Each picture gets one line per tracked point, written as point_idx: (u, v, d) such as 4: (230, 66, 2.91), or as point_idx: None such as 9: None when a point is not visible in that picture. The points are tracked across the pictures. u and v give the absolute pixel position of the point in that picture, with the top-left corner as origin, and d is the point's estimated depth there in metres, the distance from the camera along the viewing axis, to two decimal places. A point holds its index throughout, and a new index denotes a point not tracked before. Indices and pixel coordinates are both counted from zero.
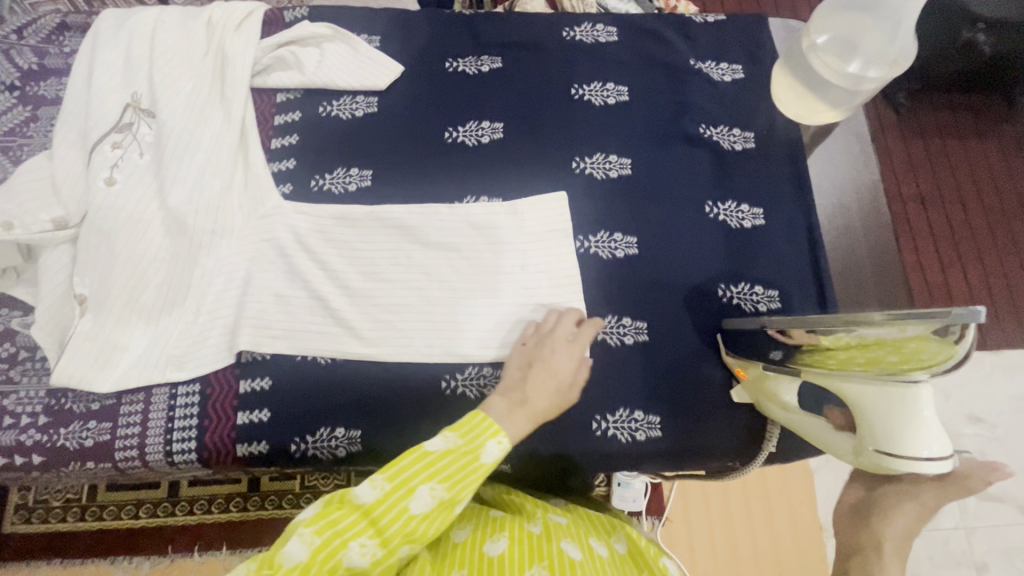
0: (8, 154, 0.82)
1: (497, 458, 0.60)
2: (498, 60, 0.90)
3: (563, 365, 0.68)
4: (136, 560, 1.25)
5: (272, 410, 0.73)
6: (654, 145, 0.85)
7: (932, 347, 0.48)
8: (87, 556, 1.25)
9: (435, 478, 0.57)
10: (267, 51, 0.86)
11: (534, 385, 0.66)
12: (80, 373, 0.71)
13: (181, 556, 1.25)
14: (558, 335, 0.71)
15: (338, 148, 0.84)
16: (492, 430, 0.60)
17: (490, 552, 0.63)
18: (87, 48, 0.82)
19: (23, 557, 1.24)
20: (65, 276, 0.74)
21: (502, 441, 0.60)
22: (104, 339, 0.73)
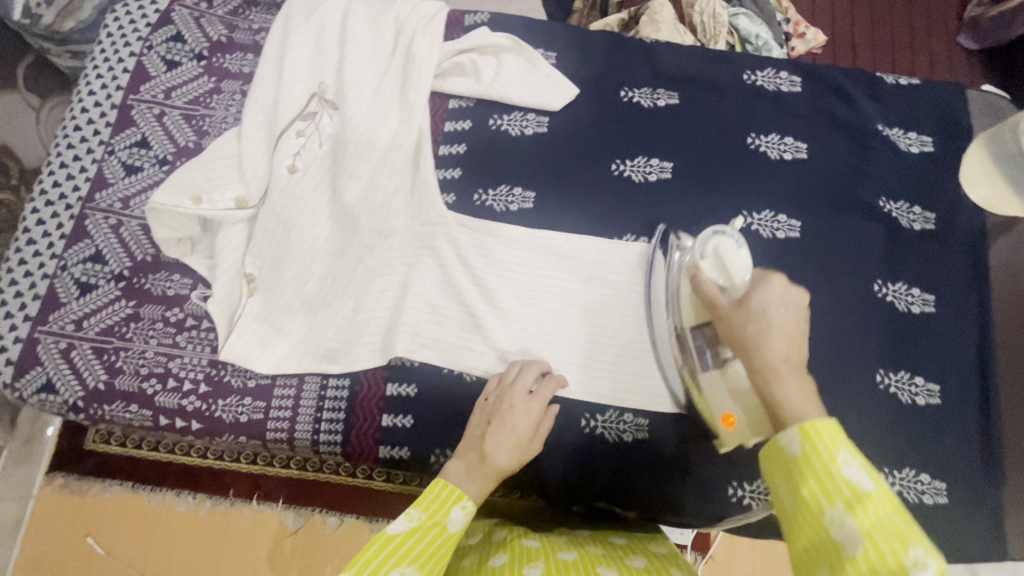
0: (190, 122, 0.85)
1: (464, 523, 0.58)
2: (675, 95, 0.86)
3: (523, 419, 0.65)
4: (198, 496, 1.33)
5: (415, 417, 0.74)
6: (829, 211, 0.81)
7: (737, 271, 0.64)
8: (157, 484, 1.33)
9: (404, 561, 0.54)
10: (448, 56, 0.85)
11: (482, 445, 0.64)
12: (246, 352, 0.75)
13: (239, 501, 1.33)
14: (515, 385, 0.69)
15: (503, 164, 0.84)
16: (454, 497, 0.58)
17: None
18: (280, 30, 0.83)
19: (102, 476, 1.33)
20: (239, 255, 0.78)
21: (466, 506, 0.58)
22: (270, 323, 0.76)
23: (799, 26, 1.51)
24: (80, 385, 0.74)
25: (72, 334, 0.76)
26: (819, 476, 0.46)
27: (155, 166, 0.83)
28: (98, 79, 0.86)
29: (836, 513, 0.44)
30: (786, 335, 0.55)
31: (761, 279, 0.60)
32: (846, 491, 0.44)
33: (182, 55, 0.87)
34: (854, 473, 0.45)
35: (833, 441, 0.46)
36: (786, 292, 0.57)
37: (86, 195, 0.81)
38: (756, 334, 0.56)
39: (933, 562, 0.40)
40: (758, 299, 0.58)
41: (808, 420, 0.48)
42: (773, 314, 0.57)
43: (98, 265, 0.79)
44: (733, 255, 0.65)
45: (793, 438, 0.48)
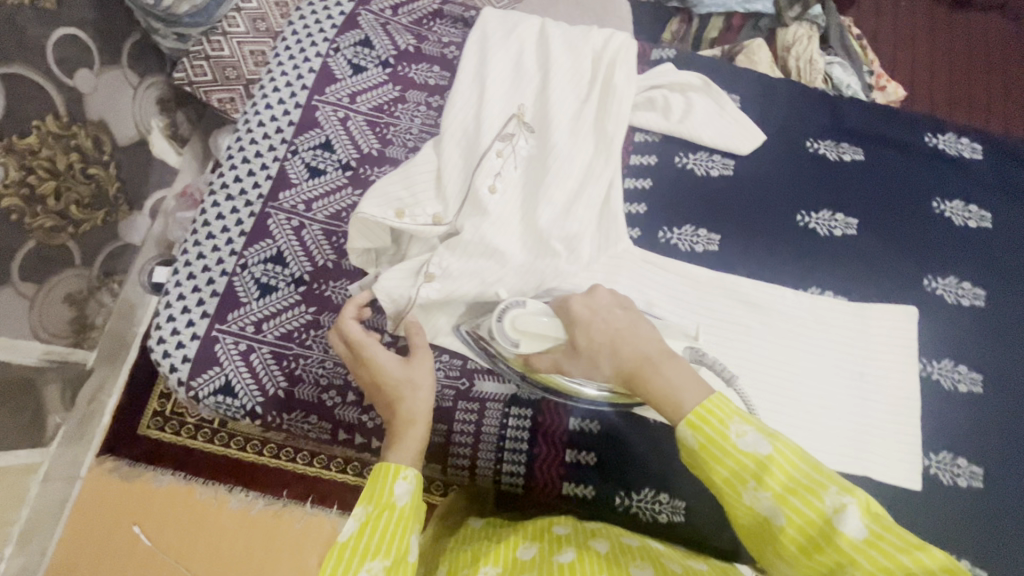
0: (375, 130, 0.84)
1: (412, 491, 0.57)
2: (859, 151, 0.86)
3: (390, 364, 0.66)
4: (250, 495, 1.30)
5: (599, 456, 0.73)
6: (1013, 284, 0.81)
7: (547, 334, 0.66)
8: (210, 478, 1.31)
9: (368, 558, 0.52)
10: (641, 90, 0.85)
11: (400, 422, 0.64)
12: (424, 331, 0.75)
13: (293, 503, 1.29)
14: (374, 347, 0.66)
15: (690, 205, 0.83)
16: (393, 472, 0.58)
17: (560, 562, 0.61)
18: (477, 48, 0.83)
19: (156, 462, 1.33)
20: (420, 258, 0.74)
21: (407, 476, 0.58)
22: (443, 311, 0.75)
23: (881, 78, 1.47)
24: (259, 391, 0.72)
25: (252, 336, 0.74)
26: (724, 459, 0.51)
27: (338, 171, 0.81)
28: (282, 78, 0.85)
29: (753, 492, 0.50)
30: (632, 336, 0.62)
31: (566, 309, 0.66)
32: (750, 465, 0.50)
33: (368, 61, 0.87)
34: (750, 442, 0.51)
35: (721, 419, 0.53)
36: (587, 301, 0.65)
37: (267, 194, 0.80)
38: (609, 356, 0.62)
39: (849, 500, 0.47)
40: (581, 327, 0.64)
41: (692, 410, 0.54)
42: (597, 322, 0.64)
43: (279, 267, 0.77)
44: (534, 317, 0.67)
45: (687, 433, 0.54)
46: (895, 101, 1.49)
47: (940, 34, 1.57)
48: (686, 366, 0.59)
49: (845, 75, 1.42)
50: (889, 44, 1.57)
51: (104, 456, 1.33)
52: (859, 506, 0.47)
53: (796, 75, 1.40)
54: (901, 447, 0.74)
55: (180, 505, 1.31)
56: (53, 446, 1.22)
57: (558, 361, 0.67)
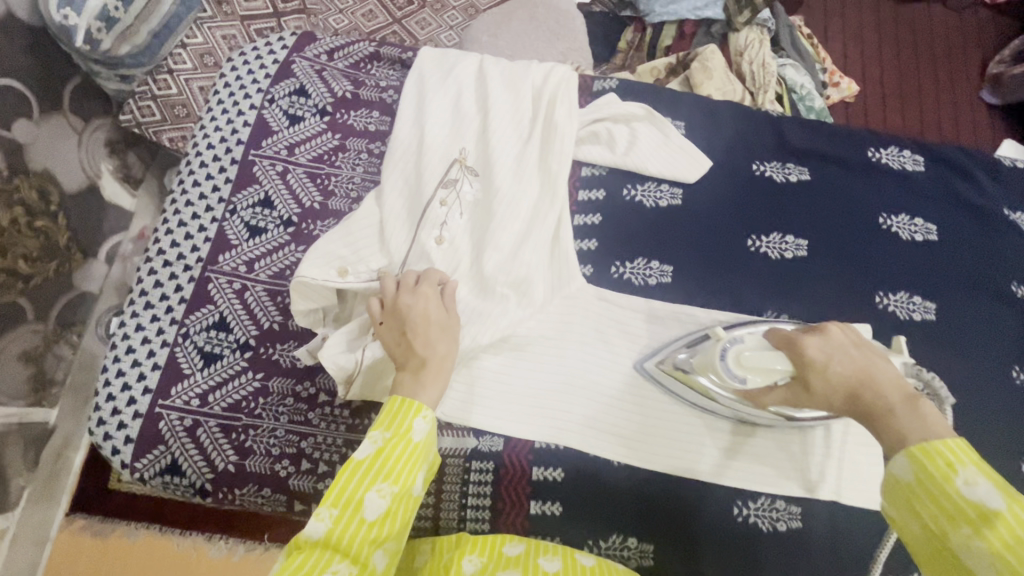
0: (315, 182, 0.81)
1: (429, 431, 0.57)
2: (805, 170, 0.87)
3: (433, 311, 0.65)
4: (231, 541, 1.24)
5: (564, 504, 0.71)
6: (960, 295, 0.82)
7: (765, 370, 0.61)
8: (186, 527, 1.26)
9: (379, 480, 0.54)
10: (584, 124, 0.85)
11: (438, 365, 0.61)
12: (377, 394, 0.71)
13: (275, 546, 1.23)
14: (423, 287, 0.66)
15: (641, 238, 0.82)
16: (414, 409, 0.57)
17: (545, 569, 0.63)
18: (415, 92, 0.82)
19: (127, 516, 1.27)
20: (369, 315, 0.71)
21: (427, 414, 0.58)
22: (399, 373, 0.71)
23: (834, 74, 1.49)
24: (208, 467, 0.69)
25: (196, 410, 0.71)
26: (938, 499, 0.43)
27: (279, 228, 0.79)
28: (217, 133, 0.83)
29: (962, 538, 0.41)
30: (875, 380, 0.54)
31: (797, 351, 0.59)
32: (968, 511, 0.41)
33: (305, 110, 0.84)
34: (982, 493, 0.41)
35: (952, 461, 0.44)
36: (823, 344, 0.58)
37: (206, 257, 0.77)
38: (845, 399, 0.55)
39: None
40: (818, 371, 0.57)
41: (916, 444, 0.46)
42: (835, 364, 0.56)
43: (223, 333, 0.74)
44: (751, 354, 0.62)
45: (903, 465, 0.46)
46: (846, 97, 1.50)
47: (885, 31, 1.59)
48: (931, 412, 0.49)
49: (799, 76, 1.43)
50: (841, 41, 1.59)
51: (73, 514, 1.27)
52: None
53: (748, 79, 1.40)
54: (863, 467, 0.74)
55: (155, 559, 1.23)
56: (17, 510, 1.15)
57: (790, 402, 0.61)
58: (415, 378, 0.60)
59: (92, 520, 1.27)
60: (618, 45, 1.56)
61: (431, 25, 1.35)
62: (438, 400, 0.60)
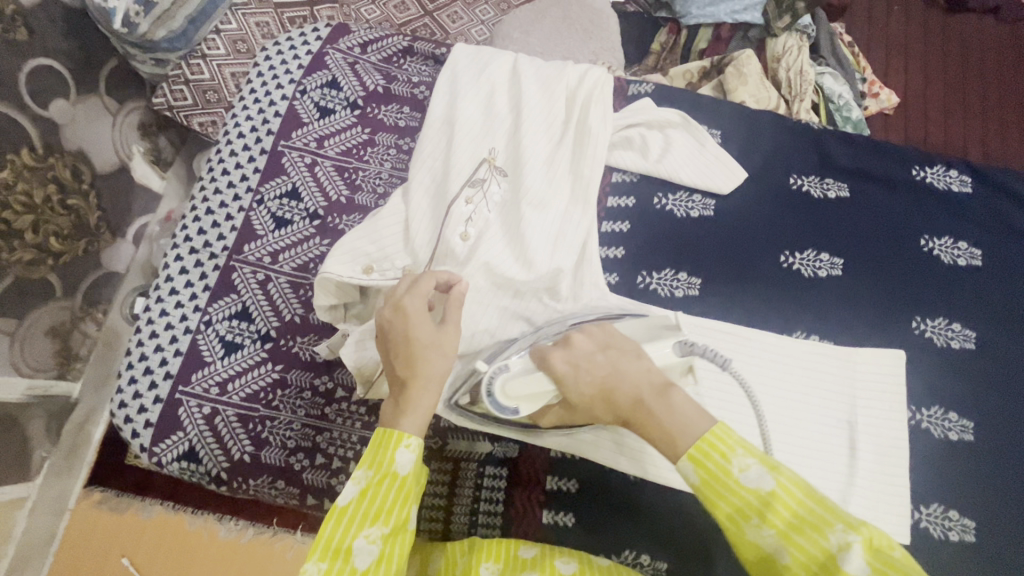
0: (343, 175, 0.81)
1: (415, 462, 0.54)
2: (845, 186, 0.84)
3: (421, 327, 0.59)
4: (241, 523, 1.26)
5: (578, 516, 0.70)
6: (1003, 324, 0.78)
7: (531, 396, 0.60)
8: (200, 506, 1.27)
9: (365, 524, 0.51)
10: (617, 129, 0.83)
11: (417, 385, 0.56)
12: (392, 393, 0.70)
13: (284, 532, 1.24)
14: (411, 300, 0.60)
15: (670, 247, 0.80)
16: (395, 441, 0.54)
17: (561, 570, 0.61)
18: (447, 88, 0.81)
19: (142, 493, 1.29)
20: None
21: (410, 445, 0.54)
22: None
23: (874, 84, 1.45)
24: (224, 455, 0.70)
25: (215, 398, 0.71)
26: (727, 496, 0.47)
27: (305, 221, 0.79)
28: (247, 121, 0.83)
29: (756, 528, 0.46)
30: (619, 377, 0.56)
31: (548, 367, 0.60)
32: (754, 501, 0.46)
33: (336, 103, 0.84)
34: (754, 477, 0.46)
35: (726, 454, 0.47)
36: (569, 355, 0.60)
37: (232, 246, 0.77)
38: (603, 406, 0.56)
39: (854, 538, 0.43)
40: (570, 386, 0.58)
41: (694, 445, 0.49)
42: (583, 373, 0.58)
43: (245, 323, 0.74)
44: (516, 382, 0.61)
45: (691, 469, 0.48)
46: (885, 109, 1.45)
47: (931, 42, 1.54)
48: (682, 400, 0.52)
49: (837, 86, 1.39)
50: (883, 51, 1.54)
51: (91, 487, 1.29)
52: (865, 543, 0.43)
53: (784, 87, 1.36)
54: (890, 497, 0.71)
55: (168, 536, 1.25)
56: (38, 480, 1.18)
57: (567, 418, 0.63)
58: (395, 402, 0.56)
59: (108, 495, 1.29)
60: (651, 47, 1.53)
61: (462, 19, 1.34)
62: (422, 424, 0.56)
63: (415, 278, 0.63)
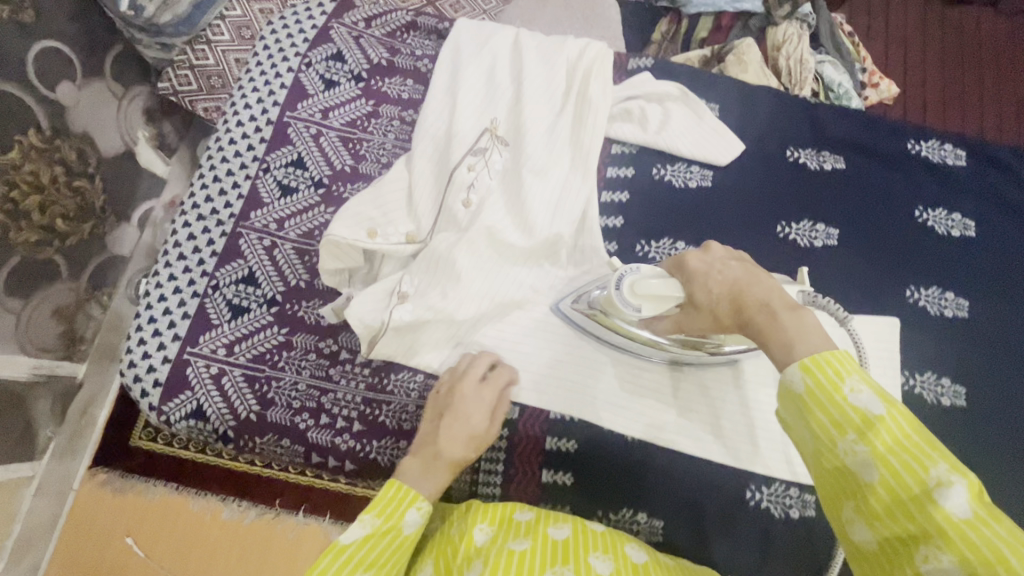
0: (347, 146, 0.83)
1: (421, 524, 0.58)
2: (841, 159, 0.85)
3: (477, 413, 0.65)
4: (244, 504, 1.27)
5: (576, 475, 0.72)
6: (995, 294, 0.80)
7: (654, 307, 0.62)
8: (202, 486, 1.28)
9: (360, 567, 0.54)
10: (617, 102, 0.84)
11: (449, 463, 0.62)
12: (395, 353, 0.72)
13: (286, 512, 1.25)
14: (488, 394, 0.66)
15: (669, 217, 0.82)
16: (409, 499, 0.59)
17: (553, 536, 0.62)
18: (449, 60, 0.82)
19: (145, 475, 1.30)
20: (394, 277, 0.73)
21: (422, 507, 0.59)
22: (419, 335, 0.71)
23: (874, 74, 1.44)
24: (230, 414, 0.71)
25: (223, 358, 0.73)
26: (827, 409, 0.45)
27: (310, 189, 0.81)
28: (253, 93, 0.84)
29: (848, 444, 0.44)
30: (755, 286, 0.54)
31: (680, 267, 0.59)
32: (857, 420, 0.44)
33: (341, 75, 0.86)
34: (864, 399, 0.44)
35: (839, 370, 0.46)
36: (705, 258, 0.58)
37: (239, 213, 0.79)
38: (731, 309, 0.55)
39: (959, 479, 0.40)
40: (698, 286, 0.57)
41: (809, 354, 0.47)
42: (716, 274, 0.56)
43: (251, 287, 0.76)
44: (647, 281, 0.61)
45: (796, 374, 0.47)
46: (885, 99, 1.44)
47: (932, 30, 1.54)
48: (814, 325, 0.49)
49: (837, 75, 1.40)
50: (883, 40, 1.54)
51: (95, 468, 1.30)
52: (970, 488, 0.40)
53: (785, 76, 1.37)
54: None
55: (173, 517, 1.27)
56: (43, 461, 1.20)
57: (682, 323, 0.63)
58: (423, 464, 0.62)
59: (113, 475, 1.30)
60: (651, 36, 1.54)
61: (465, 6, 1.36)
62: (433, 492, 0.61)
63: (489, 369, 0.69)
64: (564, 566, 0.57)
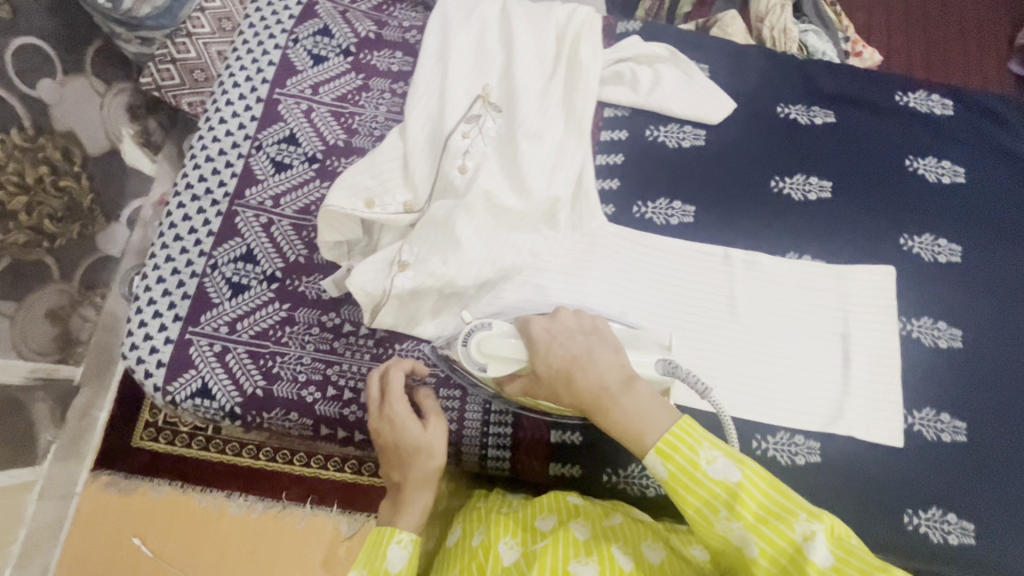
0: (339, 120, 0.82)
1: (408, 557, 0.58)
2: (831, 113, 0.86)
3: (409, 428, 0.65)
4: (251, 499, 1.26)
5: (585, 434, 0.72)
6: (987, 238, 0.81)
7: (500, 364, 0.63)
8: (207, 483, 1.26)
9: None
10: (607, 65, 0.84)
11: (412, 487, 0.64)
12: (399, 322, 0.72)
13: (293, 505, 1.25)
14: (397, 403, 0.66)
15: (664, 177, 0.82)
16: (387, 537, 0.59)
17: (575, 534, 0.61)
18: (438, 28, 0.81)
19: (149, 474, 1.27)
20: (395, 245, 0.73)
21: (403, 540, 0.59)
22: (423, 302, 0.72)
23: (857, 44, 1.44)
24: (237, 391, 0.71)
25: (226, 336, 0.73)
26: (694, 488, 0.52)
27: (304, 165, 0.80)
28: (241, 71, 0.83)
29: (724, 521, 0.51)
30: (588, 364, 0.59)
31: (527, 333, 0.63)
32: (721, 495, 0.50)
33: (329, 50, 0.85)
34: (721, 469, 0.51)
35: (692, 446, 0.52)
36: (547, 325, 0.63)
37: (233, 192, 0.78)
38: (564, 382, 0.60)
39: (817, 528, 0.48)
40: (539, 356, 0.61)
41: (661, 439, 0.53)
42: (556, 347, 0.61)
43: (250, 265, 0.76)
44: (495, 342, 0.64)
45: (657, 463, 0.53)
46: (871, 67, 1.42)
47: None
48: (646, 394, 0.57)
49: (821, 43, 1.37)
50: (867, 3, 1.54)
51: (98, 471, 1.27)
52: (825, 534, 0.48)
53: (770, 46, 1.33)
54: (881, 404, 0.74)
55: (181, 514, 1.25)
56: (44, 465, 1.17)
57: (528, 391, 0.65)
58: (395, 505, 0.64)
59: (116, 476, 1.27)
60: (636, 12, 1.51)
61: None
62: (421, 517, 0.63)
63: (385, 376, 0.68)
64: (585, 562, 0.57)
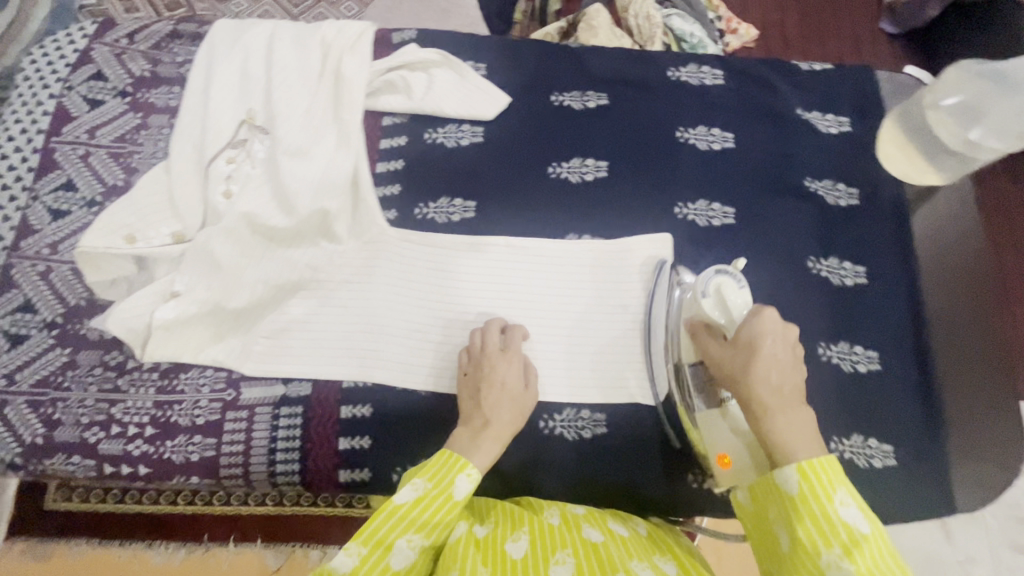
0: (118, 160, 0.83)
1: (470, 490, 0.62)
2: (604, 95, 0.89)
3: (512, 379, 0.71)
4: (171, 545, 1.11)
5: (373, 438, 0.74)
6: (758, 197, 0.85)
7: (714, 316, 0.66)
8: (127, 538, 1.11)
9: (410, 530, 0.60)
10: (378, 75, 0.86)
11: (497, 428, 0.67)
12: (174, 351, 0.74)
13: (216, 545, 1.12)
14: (506, 360, 0.72)
15: (443, 178, 0.84)
16: (458, 466, 0.63)
17: (514, 546, 0.62)
18: (204, 60, 0.83)
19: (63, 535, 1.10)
20: (169, 275, 0.75)
21: (471, 474, 0.63)
22: (193, 329, 0.73)
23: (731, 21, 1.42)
24: (17, 441, 0.71)
25: (4, 389, 0.73)
26: (819, 519, 0.54)
27: (83, 209, 0.81)
28: (17, 125, 0.84)
29: (834, 555, 0.52)
30: (780, 372, 0.61)
31: (756, 315, 0.64)
32: (844, 533, 0.52)
33: (104, 93, 0.86)
34: (852, 514, 0.54)
35: (832, 484, 0.55)
36: (772, 321, 0.62)
37: (11, 244, 0.79)
38: (745, 365, 0.62)
39: None
40: (754, 336, 0.62)
41: (807, 459, 0.56)
42: (771, 344, 0.62)
43: (29, 314, 0.76)
44: (737, 292, 0.65)
45: (792, 477, 0.56)
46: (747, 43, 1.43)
47: None
48: (803, 422, 0.59)
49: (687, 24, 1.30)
50: None
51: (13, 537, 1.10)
52: None
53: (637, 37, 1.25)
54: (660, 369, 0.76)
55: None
56: None
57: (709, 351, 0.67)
58: (472, 437, 0.66)
59: (32, 542, 1.10)
60: None
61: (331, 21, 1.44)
62: (485, 464, 0.65)
63: (503, 333, 0.75)
64: (561, 560, 0.60)
